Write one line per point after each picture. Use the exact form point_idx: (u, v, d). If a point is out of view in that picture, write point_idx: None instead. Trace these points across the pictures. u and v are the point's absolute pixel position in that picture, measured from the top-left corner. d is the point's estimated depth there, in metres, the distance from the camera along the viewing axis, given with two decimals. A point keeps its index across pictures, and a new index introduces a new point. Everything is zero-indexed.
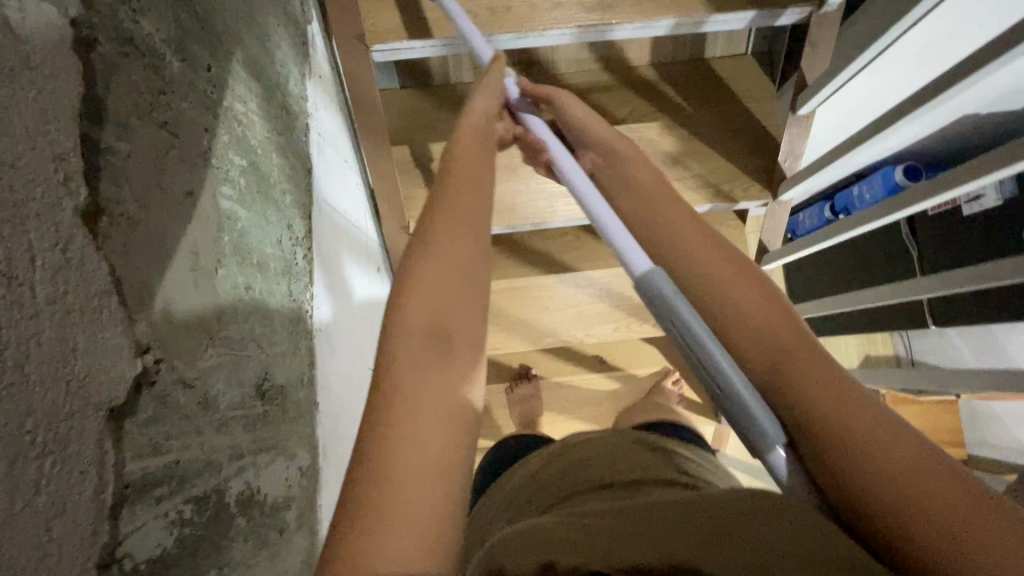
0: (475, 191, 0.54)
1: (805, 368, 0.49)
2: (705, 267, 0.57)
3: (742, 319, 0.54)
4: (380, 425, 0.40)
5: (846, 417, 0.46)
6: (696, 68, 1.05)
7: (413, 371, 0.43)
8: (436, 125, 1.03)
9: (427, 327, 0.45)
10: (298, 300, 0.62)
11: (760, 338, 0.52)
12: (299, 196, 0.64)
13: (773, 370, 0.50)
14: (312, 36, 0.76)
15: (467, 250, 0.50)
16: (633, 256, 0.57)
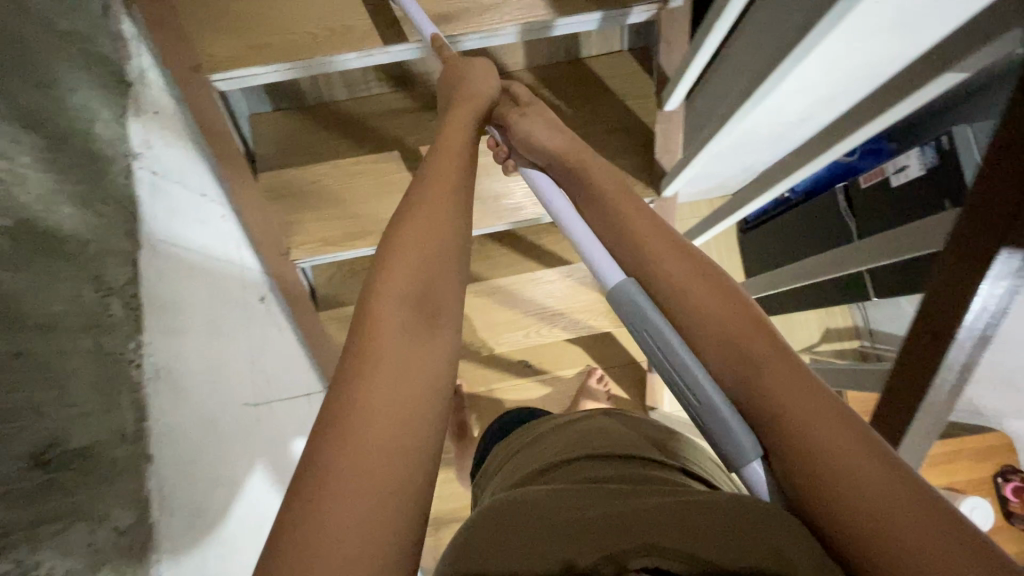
0: (444, 185, 0.63)
1: (767, 370, 0.49)
2: (671, 268, 0.58)
3: (709, 326, 0.53)
4: (363, 378, 0.48)
5: (823, 436, 0.44)
6: (574, 69, 1.04)
7: (395, 333, 0.52)
8: (312, 146, 1.01)
9: (412, 298, 0.55)
10: (113, 353, 0.59)
11: (724, 339, 0.52)
12: (117, 243, 0.62)
13: (745, 383, 0.49)
14: (140, 72, 0.74)
15: (441, 230, 0.59)
16: (603, 267, 0.59)
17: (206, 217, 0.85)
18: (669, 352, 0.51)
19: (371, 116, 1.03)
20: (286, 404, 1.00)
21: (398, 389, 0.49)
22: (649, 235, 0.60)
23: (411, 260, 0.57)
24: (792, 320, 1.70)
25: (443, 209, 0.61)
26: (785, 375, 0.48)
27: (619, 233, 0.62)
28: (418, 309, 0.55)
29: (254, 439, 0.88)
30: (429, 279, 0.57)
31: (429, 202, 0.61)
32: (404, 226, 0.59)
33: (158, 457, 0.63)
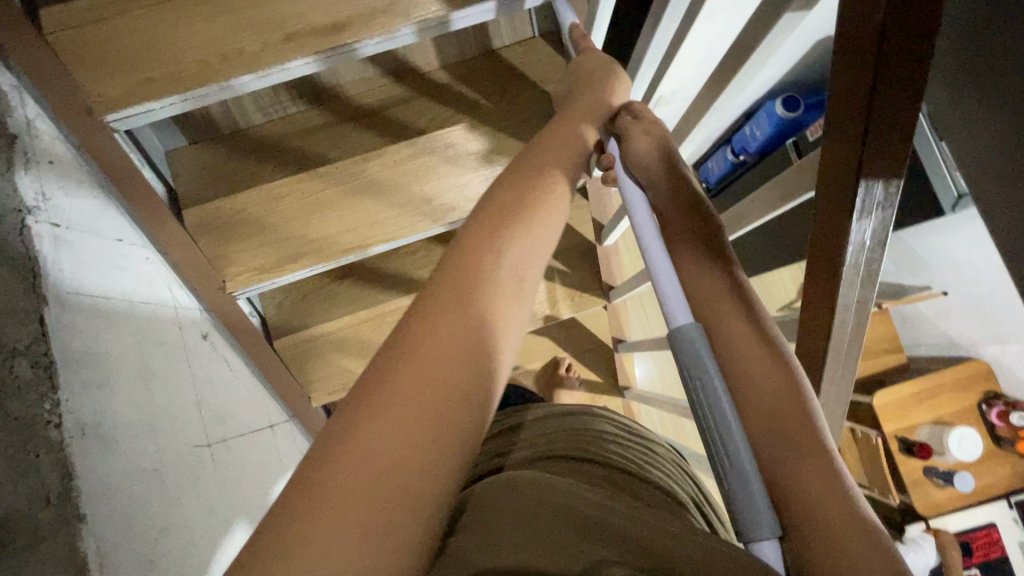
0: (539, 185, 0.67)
1: (810, 460, 0.54)
2: (734, 331, 0.63)
3: (763, 400, 0.59)
4: (404, 358, 0.50)
5: (827, 508, 0.52)
6: (489, 61, 1.03)
7: (444, 314, 0.53)
8: (235, 175, 0.99)
9: (469, 282, 0.55)
10: (24, 415, 0.57)
11: (777, 418, 0.57)
12: (15, 303, 0.60)
13: (781, 454, 0.55)
14: (27, 124, 0.72)
15: (508, 233, 0.61)
16: (671, 305, 0.61)
17: (126, 262, 0.83)
18: (717, 408, 0.56)
19: (292, 136, 1.01)
20: (244, 439, 0.99)
21: (419, 413, 0.47)
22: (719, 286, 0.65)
23: (476, 262, 0.57)
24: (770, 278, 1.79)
25: (525, 241, 0.61)
26: (820, 467, 0.54)
27: (694, 279, 0.66)
28: (469, 286, 0.55)
29: (208, 481, 0.86)
30: (478, 258, 0.58)
31: (517, 227, 0.61)
32: (479, 231, 0.61)
33: (95, 514, 0.61)
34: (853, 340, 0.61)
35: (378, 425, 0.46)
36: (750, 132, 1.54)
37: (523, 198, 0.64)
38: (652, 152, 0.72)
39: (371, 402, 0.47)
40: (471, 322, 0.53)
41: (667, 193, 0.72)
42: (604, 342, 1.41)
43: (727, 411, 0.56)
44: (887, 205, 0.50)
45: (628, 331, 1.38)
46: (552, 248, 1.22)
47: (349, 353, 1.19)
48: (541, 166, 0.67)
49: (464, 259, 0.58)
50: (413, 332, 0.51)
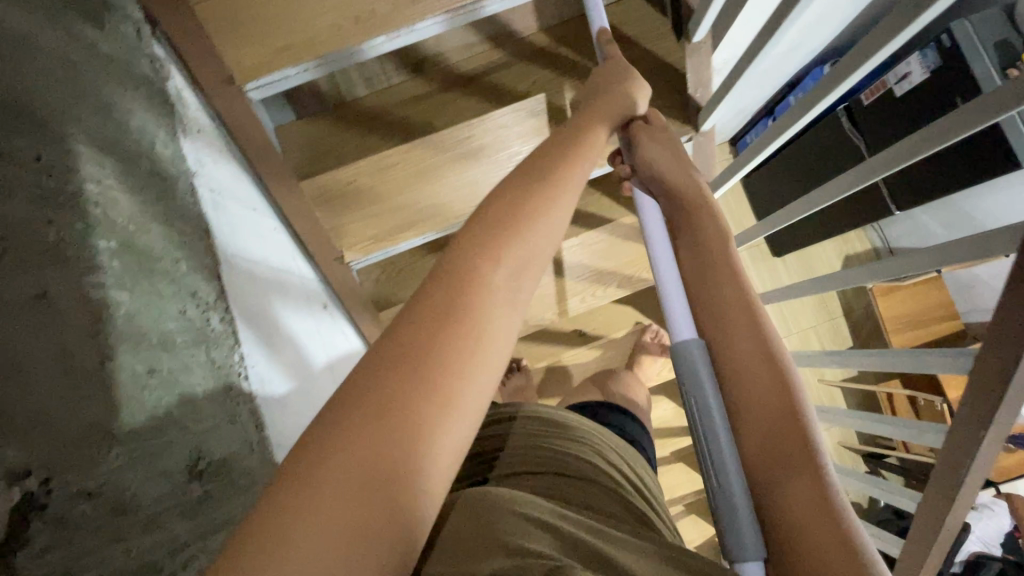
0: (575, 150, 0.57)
1: (806, 485, 0.50)
2: (741, 344, 0.58)
3: (762, 417, 0.54)
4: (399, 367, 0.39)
5: (819, 542, 0.46)
6: (586, 22, 1.03)
7: (443, 326, 0.42)
8: (342, 147, 0.99)
9: (475, 281, 0.44)
10: (224, 366, 0.58)
11: (773, 438, 0.53)
12: (199, 259, 0.61)
13: (772, 475, 0.52)
14: (179, 92, 0.72)
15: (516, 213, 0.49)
16: (677, 326, 0.60)
17: (262, 230, 0.84)
18: (709, 427, 0.54)
19: (395, 107, 1.02)
20: None
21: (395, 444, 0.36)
22: (722, 295, 0.62)
23: (484, 254, 0.46)
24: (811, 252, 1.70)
25: (523, 241, 0.47)
26: (816, 495, 0.49)
27: (703, 290, 0.63)
28: (476, 290, 0.44)
29: None
30: (492, 250, 0.46)
31: (522, 210, 0.48)
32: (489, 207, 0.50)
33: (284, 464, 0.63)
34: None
35: (346, 459, 0.36)
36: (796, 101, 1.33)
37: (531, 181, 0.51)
38: (656, 152, 0.69)
39: (342, 429, 0.37)
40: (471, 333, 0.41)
41: (676, 198, 0.68)
42: None
43: (718, 429, 0.54)
44: None
45: None
46: None
47: None
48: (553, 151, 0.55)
49: (458, 256, 0.45)
50: (405, 345, 0.40)
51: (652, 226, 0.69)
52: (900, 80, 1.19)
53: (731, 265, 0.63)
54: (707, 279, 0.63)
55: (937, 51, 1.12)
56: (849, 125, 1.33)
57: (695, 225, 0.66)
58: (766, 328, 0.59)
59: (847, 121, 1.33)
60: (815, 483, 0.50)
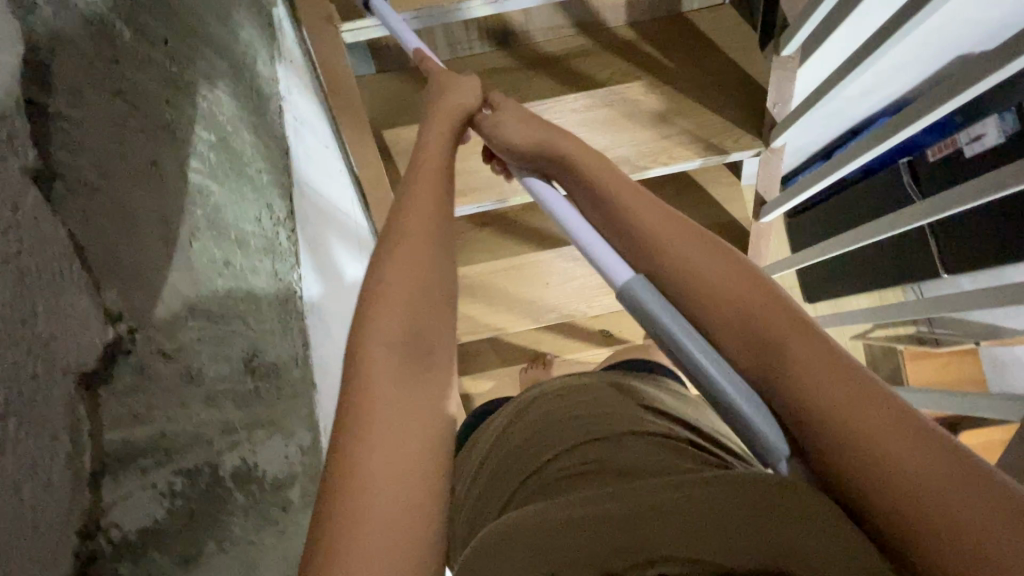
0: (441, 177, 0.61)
1: (805, 359, 0.46)
2: (676, 251, 0.56)
3: (728, 317, 0.51)
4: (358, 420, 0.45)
5: (842, 407, 0.42)
6: (675, 24, 1.03)
7: (386, 381, 0.48)
8: (416, 106, 1.01)
9: (403, 333, 0.51)
10: (285, 279, 0.60)
11: (749, 330, 0.50)
12: (278, 177, 0.64)
13: (766, 366, 0.48)
14: (280, 21, 0.75)
15: (425, 251, 0.55)
16: (614, 268, 0.57)
17: (331, 169, 0.86)
18: (679, 352, 0.50)
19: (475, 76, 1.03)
20: None
21: (399, 447, 0.45)
22: (642, 215, 0.59)
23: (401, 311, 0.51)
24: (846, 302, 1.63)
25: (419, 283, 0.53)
26: (823, 362, 0.45)
27: (617, 214, 0.61)
28: (409, 345, 0.51)
29: None
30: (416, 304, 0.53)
31: (415, 236, 0.56)
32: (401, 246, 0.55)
33: (320, 386, 0.65)
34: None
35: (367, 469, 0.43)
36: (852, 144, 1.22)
37: (410, 224, 0.57)
38: (516, 129, 0.70)
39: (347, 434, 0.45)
40: (379, 345, 0.50)
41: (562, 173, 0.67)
42: None
43: (688, 346, 0.50)
44: None
45: None
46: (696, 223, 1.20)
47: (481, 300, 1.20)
48: (415, 194, 0.59)
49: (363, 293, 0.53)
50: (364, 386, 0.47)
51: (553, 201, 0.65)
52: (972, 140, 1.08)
53: (636, 186, 0.61)
54: (621, 206, 0.61)
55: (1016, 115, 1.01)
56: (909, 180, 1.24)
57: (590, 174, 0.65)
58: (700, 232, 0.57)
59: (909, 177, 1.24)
60: (815, 352, 0.46)
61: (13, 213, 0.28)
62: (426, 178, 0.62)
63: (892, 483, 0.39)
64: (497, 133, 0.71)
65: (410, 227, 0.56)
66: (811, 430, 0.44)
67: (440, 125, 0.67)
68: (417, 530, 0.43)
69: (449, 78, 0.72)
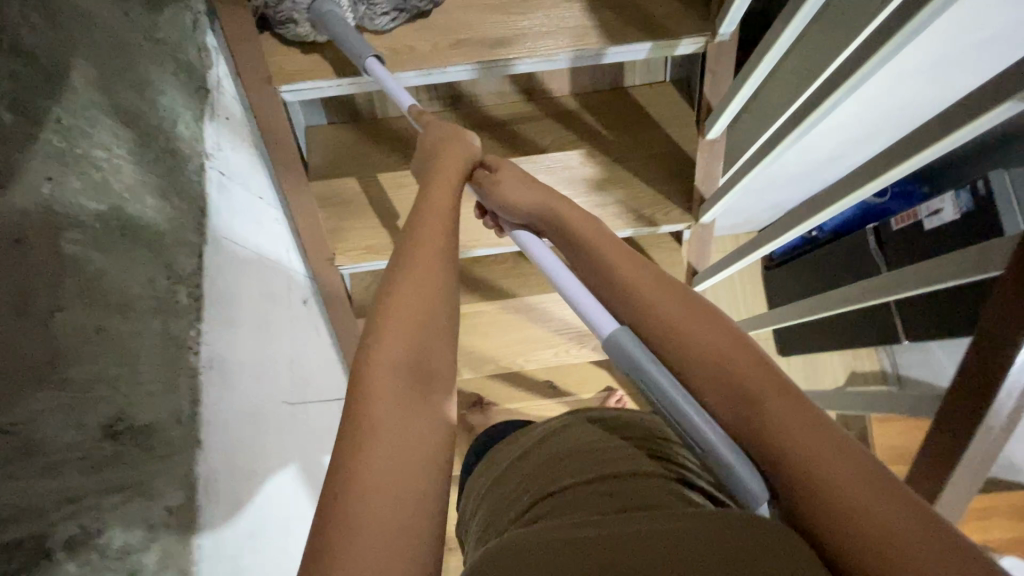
0: (441, 227, 0.66)
1: (783, 409, 0.52)
2: (667, 315, 0.61)
3: (708, 368, 0.57)
4: (354, 438, 0.50)
5: (814, 452, 0.49)
6: (616, 96, 1.08)
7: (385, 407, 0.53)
8: (363, 158, 1.05)
9: (408, 363, 0.56)
10: (177, 337, 0.62)
11: (729, 381, 0.56)
12: (187, 235, 0.66)
13: (743, 413, 0.54)
14: (218, 79, 0.78)
15: (430, 286, 0.61)
16: (600, 321, 0.62)
17: (262, 218, 0.89)
18: (659, 393, 0.54)
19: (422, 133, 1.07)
20: (320, 406, 1.03)
21: (402, 460, 0.50)
22: (637, 283, 0.65)
23: (405, 343, 0.57)
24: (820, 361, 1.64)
25: (416, 316, 0.59)
26: (798, 410, 0.52)
27: (602, 271, 0.68)
28: (416, 373, 0.56)
29: (288, 437, 0.88)
30: (422, 346, 0.58)
31: (415, 275, 0.61)
32: (400, 283, 0.60)
33: (208, 444, 0.65)
34: (1000, 434, 0.58)
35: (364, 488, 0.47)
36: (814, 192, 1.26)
37: (414, 268, 0.62)
38: (520, 192, 0.75)
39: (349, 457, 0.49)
40: (383, 373, 0.55)
41: (561, 227, 0.73)
42: None
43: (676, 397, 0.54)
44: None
45: None
46: None
47: None
48: (422, 238, 0.64)
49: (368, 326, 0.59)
50: (368, 417, 0.51)
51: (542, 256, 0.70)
52: (932, 214, 1.19)
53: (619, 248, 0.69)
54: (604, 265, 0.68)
55: (970, 195, 1.11)
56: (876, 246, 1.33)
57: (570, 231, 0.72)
58: (680, 289, 0.63)
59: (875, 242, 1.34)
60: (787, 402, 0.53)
61: None
62: (435, 217, 0.67)
63: (870, 530, 0.44)
64: (496, 191, 0.76)
65: (419, 265, 0.62)
66: (796, 476, 0.49)
67: (446, 176, 0.72)
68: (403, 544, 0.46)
69: (450, 131, 0.76)
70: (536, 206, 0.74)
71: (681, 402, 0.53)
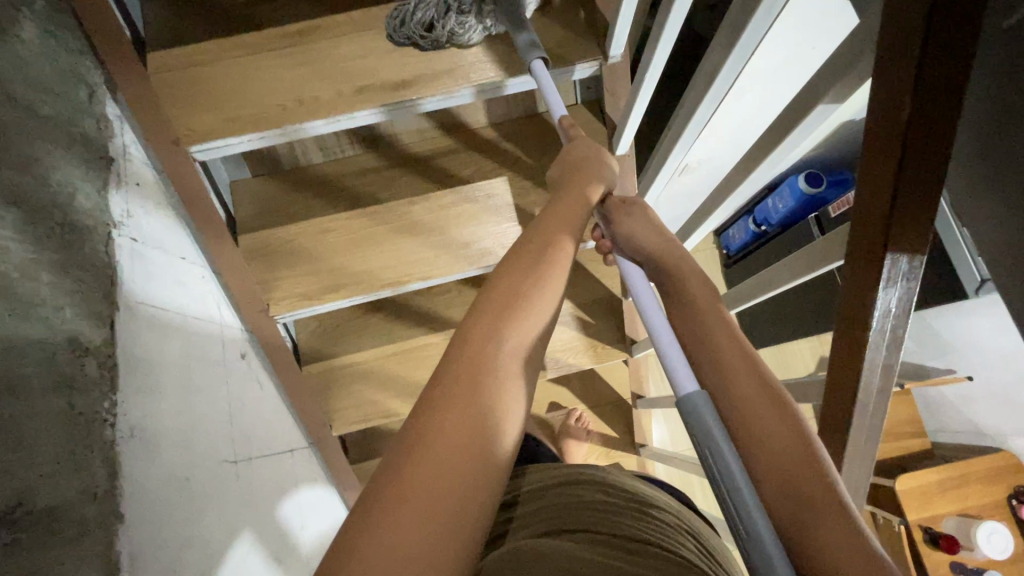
0: (556, 235, 0.71)
1: (831, 530, 0.53)
2: (748, 395, 0.63)
3: (776, 461, 0.58)
4: (441, 409, 0.55)
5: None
6: (532, 122, 1.12)
7: (472, 414, 0.55)
8: (290, 207, 1.06)
9: (508, 368, 0.60)
10: (87, 412, 0.61)
11: (791, 484, 0.57)
12: (94, 306, 0.66)
13: (798, 520, 0.55)
14: (124, 147, 0.79)
15: (529, 293, 0.65)
16: (681, 375, 0.61)
17: (186, 278, 0.88)
18: (716, 448, 0.55)
19: (346, 176, 1.09)
20: (268, 461, 1.01)
21: (452, 481, 0.51)
22: (730, 358, 0.66)
23: (496, 349, 0.61)
24: (785, 350, 1.70)
25: (513, 331, 0.62)
26: (847, 539, 0.52)
27: (697, 339, 0.69)
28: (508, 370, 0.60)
29: (229, 498, 0.86)
30: (507, 356, 0.61)
31: (520, 280, 0.65)
32: (503, 286, 0.65)
33: (131, 516, 0.64)
34: (879, 405, 0.61)
35: (419, 464, 0.51)
36: None
37: (520, 273, 0.67)
38: (642, 231, 0.77)
39: (426, 431, 0.54)
40: (490, 361, 0.59)
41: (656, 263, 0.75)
42: (623, 397, 1.43)
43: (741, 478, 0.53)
44: (912, 275, 0.52)
45: (648, 387, 1.37)
46: (578, 298, 1.25)
47: (374, 386, 1.20)
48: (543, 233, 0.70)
49: (461, 345, 0.61)
50: (457, 398, 0.56)
51: (636, 285, 0.72)
52: None
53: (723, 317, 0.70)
54: (705, 331, 0.69)
55: None
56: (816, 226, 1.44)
57: (673, 284, 0.74)
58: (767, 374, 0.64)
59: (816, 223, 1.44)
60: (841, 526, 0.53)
61: None
62: (544, 258, 0.68)
63: None
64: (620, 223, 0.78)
65: (531, 271, 0.67)
66: None
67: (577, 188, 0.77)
68: (435, 546, 0.48)
69: (586, 155, 0.80)
70: (654, 249, 0.75)
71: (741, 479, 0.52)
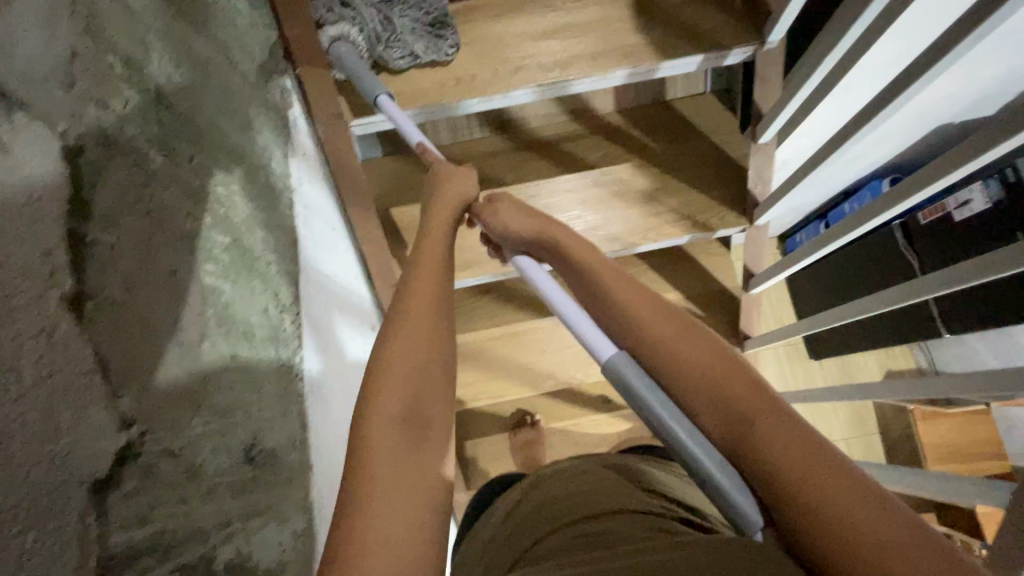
0: (445, 220, 0.72)
1: (766, 429, 0.51)
2: (659, 333, 0.60)
3: (699, 386, 0.56)
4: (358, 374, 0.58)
5: (802, 470, 0.47)
6: (659, 110, 1.12)
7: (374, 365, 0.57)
8: (418, 186, 1.08)
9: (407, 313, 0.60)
10: (288, 364, 0.63)
11: (721, 403, 0.55)
12: (286, 265, 0.68)
13: (734, 434, 0.53)
14: (294, 118, 0.82)
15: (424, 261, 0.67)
16: (596, 342, 0.61)
17: (337, 249, 0.91)
18: (641, 402, 0.55)
19: (473, 158, 1.11)
20: None
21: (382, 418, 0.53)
22: (630, 299, 0.64)
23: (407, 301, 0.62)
24: (850, 363, 1.60)
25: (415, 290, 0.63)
26: (784, 430, 0.50)
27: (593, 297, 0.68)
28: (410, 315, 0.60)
29: None
30: (404, 304, 0.62)
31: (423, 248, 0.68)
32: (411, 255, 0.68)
33: (316, 465, 0.66)
34: None
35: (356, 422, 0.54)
36: (847, 207, 1.31)
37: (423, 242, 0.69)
38: (520, 221, 0.75)
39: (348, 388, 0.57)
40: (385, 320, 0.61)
41: (544, 242, 0.73)
42: None
43: (673, 424, 0.53)
44: None
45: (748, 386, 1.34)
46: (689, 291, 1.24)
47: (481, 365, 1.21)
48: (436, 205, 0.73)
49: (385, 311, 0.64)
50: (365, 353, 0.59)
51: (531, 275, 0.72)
52: (960, 206, 1.06)
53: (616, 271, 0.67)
54: (600, 286, 0.67)
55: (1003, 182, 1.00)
56: (903, 242, 1.18)
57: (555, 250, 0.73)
58: (670, 308, 0.62)
59: (902, 237, 1.19)
60: (775, 418, 0.51)
61: (63, 348, 0.33)
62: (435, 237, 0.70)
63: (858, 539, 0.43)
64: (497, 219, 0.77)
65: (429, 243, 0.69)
66: (777, 489, 0.48)
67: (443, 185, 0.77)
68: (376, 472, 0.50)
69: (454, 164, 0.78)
70: (530, 233, 0.75)
71: (667, 416, 0.53)
